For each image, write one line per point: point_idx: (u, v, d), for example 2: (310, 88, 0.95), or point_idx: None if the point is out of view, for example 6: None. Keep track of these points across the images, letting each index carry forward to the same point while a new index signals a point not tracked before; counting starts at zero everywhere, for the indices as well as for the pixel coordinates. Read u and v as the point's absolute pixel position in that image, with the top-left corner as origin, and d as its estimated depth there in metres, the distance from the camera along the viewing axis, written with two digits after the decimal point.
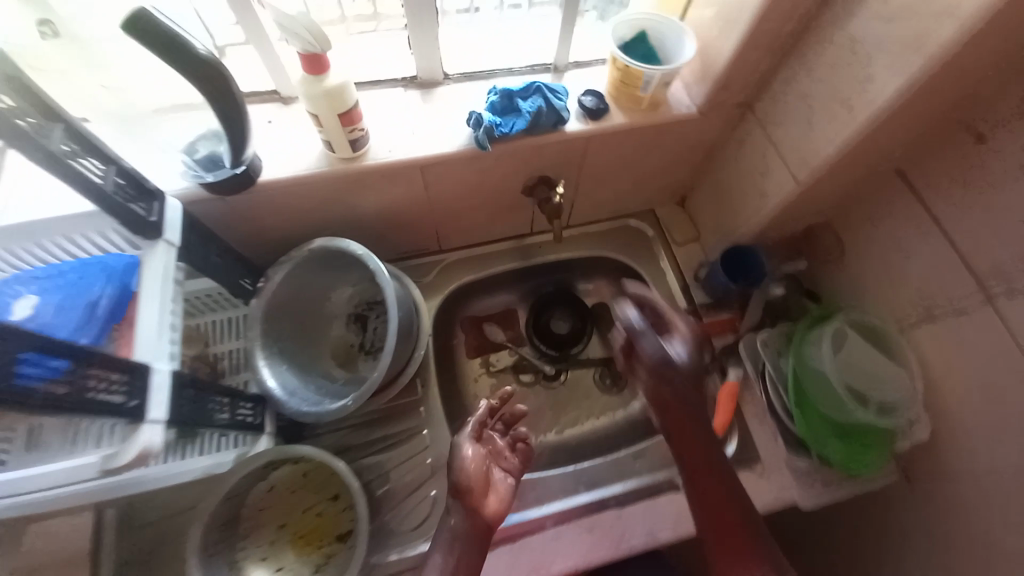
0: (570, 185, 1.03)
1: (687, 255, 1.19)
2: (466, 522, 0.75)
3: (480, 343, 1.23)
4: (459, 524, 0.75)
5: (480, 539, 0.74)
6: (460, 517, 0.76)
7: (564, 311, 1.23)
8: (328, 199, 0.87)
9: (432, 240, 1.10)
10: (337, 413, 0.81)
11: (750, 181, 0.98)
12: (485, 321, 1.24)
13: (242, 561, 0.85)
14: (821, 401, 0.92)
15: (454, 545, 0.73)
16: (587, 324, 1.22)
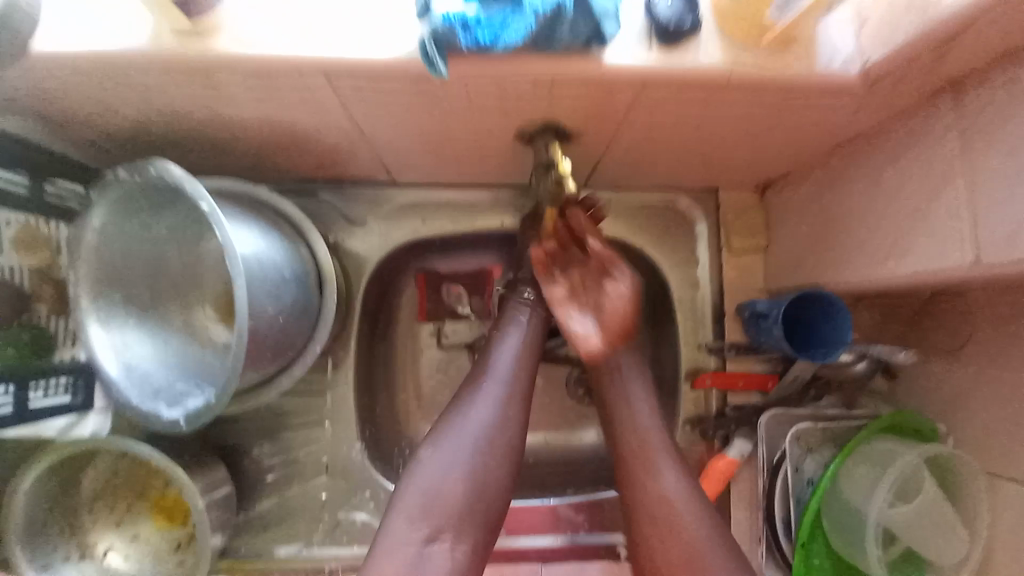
0: (598, 142, 0.64)
1: (737, 270, 0.84)
2: (510, 384, 0.66)
3: (434, 307, 0.90)
4: (496, 386, 0.66)
5: (513, 428, 0.64)
6: (498, 378, 0.66)
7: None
8: (191, 97, 0.53)
9: (383, 171, 0.76)
10: (169, 430, 0.57)
11: (888, 214, 0.60)
12: (447, 281, 0.90)
13: (89, 529, 0.72)
14: (841, 539, 0.69)
15: (485, 414, 0.63)
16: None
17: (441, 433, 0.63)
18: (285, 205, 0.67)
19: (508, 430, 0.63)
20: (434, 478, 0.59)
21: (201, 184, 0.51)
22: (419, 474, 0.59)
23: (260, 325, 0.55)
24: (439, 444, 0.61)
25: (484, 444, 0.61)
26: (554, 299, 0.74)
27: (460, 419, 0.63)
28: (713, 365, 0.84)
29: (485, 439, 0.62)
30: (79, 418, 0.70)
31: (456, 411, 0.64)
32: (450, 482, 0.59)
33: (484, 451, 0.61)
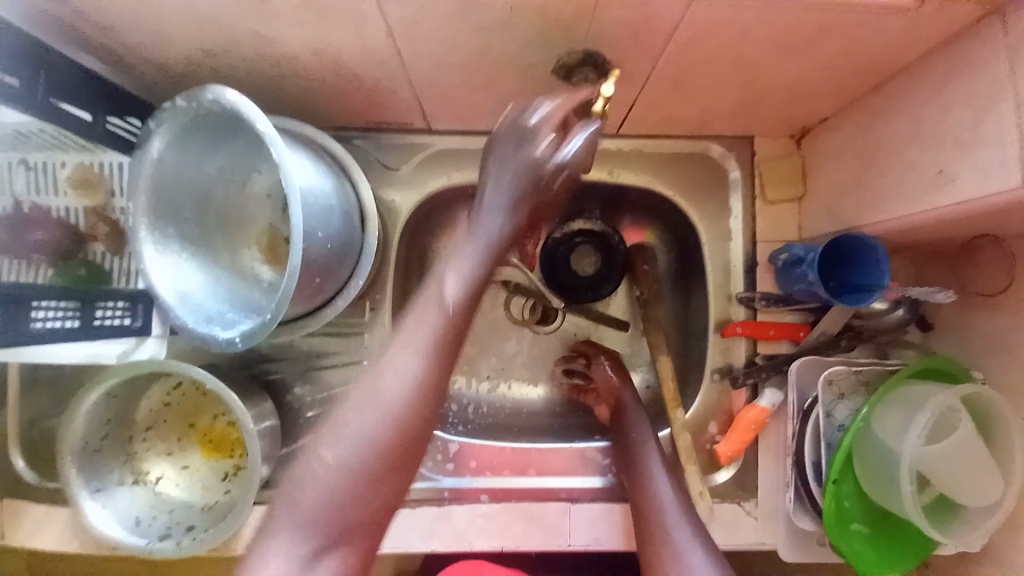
0: (635, 76, 0.64)
1: (770, 218, 0.84)
2: (437, 334, 0.57)
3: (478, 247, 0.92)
4: (406, 352, 0.56)
5: (426, 406, 0.56)
6: (416, 343, 0.56)
7: (594, 246, 0.94)
8: (243, 25, 0.55)
9: (419, 116, 0.77)
10: (222, 350, 0.60)
11: (930, 146, 0.59)
12: None
13: (140, 457, 0.75)
14: (869, 475, 0.69)
15: (387, 394, 0.55)
16: (617, 272, 0.93)
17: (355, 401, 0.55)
18: (328, 142, 0.68)
19: (414, 413, 0.55)
20: (392, 382, 0.55)
21: (256, 107, 0.53)
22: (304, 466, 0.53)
23: (310, 248, 0.57)
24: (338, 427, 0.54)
25: (382, 428, 0.54)
26: (628, 405, 0.81)
27: (387, 371, 0.56)
28: (743, 315, 0.84)
29: (374, 417, 0.54)
30: (138, 342, 0.71)
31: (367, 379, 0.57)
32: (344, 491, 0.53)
33: (371, 431, 0.54)
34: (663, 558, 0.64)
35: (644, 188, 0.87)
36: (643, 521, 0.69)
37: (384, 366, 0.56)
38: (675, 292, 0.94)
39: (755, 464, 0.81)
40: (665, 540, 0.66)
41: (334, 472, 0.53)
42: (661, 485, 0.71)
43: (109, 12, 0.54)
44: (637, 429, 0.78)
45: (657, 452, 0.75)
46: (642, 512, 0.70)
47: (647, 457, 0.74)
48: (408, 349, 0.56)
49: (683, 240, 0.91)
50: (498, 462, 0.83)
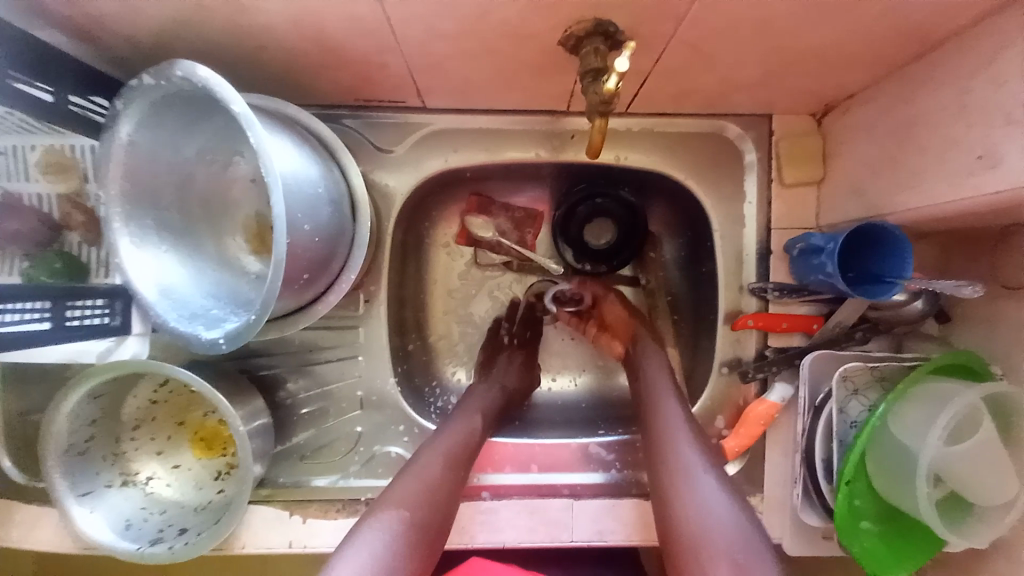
0: (651, 48, 0.58)
1: (787, 203, 0.79)
2: (456, 443, 0.65)
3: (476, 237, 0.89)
4: (435, 469, 0.61)
5: (448, 513, 0.60)
6: (436, 453, 0.63)
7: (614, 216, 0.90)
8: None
9: (414, 93, 0.72)
10: (207, 350, 0.56)
11: (977, 123, 0.54)
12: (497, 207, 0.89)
13: (129, 457, 0.73)
14: (882, 472, 0.67)
15: (427, 499, 0.58)
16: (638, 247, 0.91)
17: (393, 501, 0.57)
18: (315, 122, 0.63)
19: (440, 512, 0.58)
20: (421, 474, 0.60)
21: (231, 86, 0.48)
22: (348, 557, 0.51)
23: (295, 243, 0.53)
24: (379, 526, 0.54)
25: (422, 523, 0.56)
26: (644, 343, 0.78)
27: (415, 472, 0.60)
28: (755, 307, 0.80)
29: (417, 514, 0.56)
30: (118, 340, 0.67)
31: (399, 482, 0.59)
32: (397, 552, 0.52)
33: (414, 527, 0.55)
34: (676, 494, 0.58)
35: (654, 170, 0.81)
36: (655, 462, 0.63)
37: (412, 473, 0.60)
38: (683, 280, 0.90)
39: (764, 459, 0.79)
40: (679, 477, 0.60)
41: (387, 532, 0.53)
42: (676, 425, 0.65)
43: None
44: (651, 371, 0.73)
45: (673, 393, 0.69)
46: (657, 450, 0.64)
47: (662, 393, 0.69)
48: (436, 465, 0.61)
49: (694, 226, 0.86)
50: (500, 457, 0.81)
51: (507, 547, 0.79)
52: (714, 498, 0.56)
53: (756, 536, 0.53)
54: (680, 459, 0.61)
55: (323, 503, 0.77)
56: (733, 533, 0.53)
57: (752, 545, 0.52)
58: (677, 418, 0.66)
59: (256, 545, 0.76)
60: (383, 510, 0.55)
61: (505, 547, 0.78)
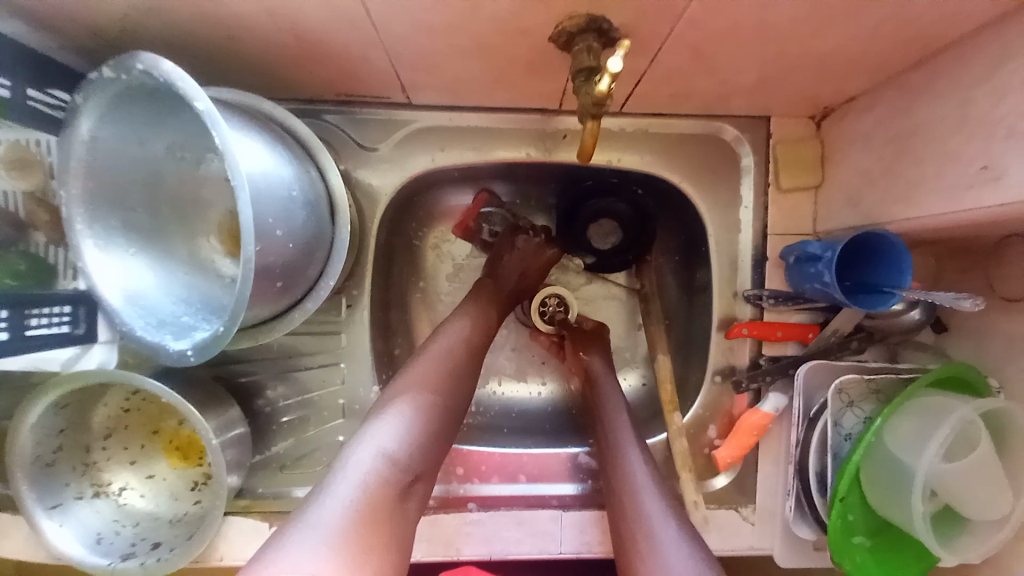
0: (647, 45, 0.55)
1: (783, 209, 0.77)
2: (456, 344, 0.68)
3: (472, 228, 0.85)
4: (443, 362, 0.65)
5: (459, 405, 0.65)
6: (443, 351, 0.67)
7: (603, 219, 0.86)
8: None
9: (398, 88, 0.68)
10: (176, 361, 0.53)
11: (982, 133, 0.52)
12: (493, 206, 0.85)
13: (101, 467, 0.70)
14: (874, 486, 0.65)
15: (440, 390, 0.62)
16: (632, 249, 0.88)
17: (404, 391, 0.61)
18: (291, 119, 0.59)
19: (451, 403, 0.63)
20: (429, 364, 0.65)
21: (194, 81, 0.44)
22: (375, 431, 0.56)
23: (266, 250, 0.50)
24: (400, 404, 0.59)
25: (440, 407, 0.61)
26: (605, 391, 0.76)
27: (419, 367, 0.65)
28: (749, 314, 0.78)
29: (432, 401, 0.61)
30: (84, 348, 0.64)
31: (410, 371, 0.64)
32: (417, 432, 0.58)
33: (431, 409, 0.60)
34: (639, 541, 0.59)
35: (648, 172, 0.79)
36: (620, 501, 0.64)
37: (423, 365, 0.65)
38: (677, 285, 0.88)
39: (754, 471, 0.78)
40: (642, 530, 0.60)
41: (410, 415, 0.59)
42: (642, 479, 0.65)
43: None
44: (612, 414, 0.73)
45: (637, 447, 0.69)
46: (621, 501, 0.64)
47: (623, 440, 0.70)
48: (443, 363, 0.65)
49: (688, 230, 0.84)
50: (487, 467, 0.79)
51: (494, 559, 0.77)
52: (677, 552, 0.56)
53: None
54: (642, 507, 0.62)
55: None
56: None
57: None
58: (639, 469, 0.66)
59: (233, 558, 0.73)
60: (401, 393, 0.61)
61: (490, 558, 0.76)
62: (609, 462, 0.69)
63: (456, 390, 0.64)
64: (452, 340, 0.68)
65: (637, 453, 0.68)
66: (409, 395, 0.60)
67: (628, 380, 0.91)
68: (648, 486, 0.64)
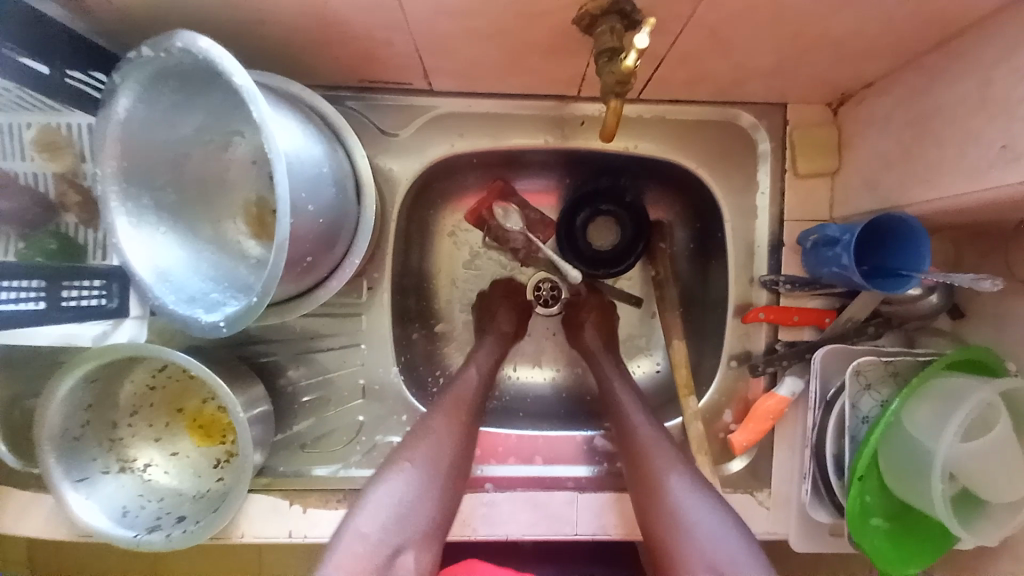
0: (669, 27, 0.56)
1: (800, 194, 0.77)
2: (458, 403, 0.70)
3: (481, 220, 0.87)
4: (440, 428, 0.67)
5: (462, 461, 0.67)
6: (445, 410, 0.69)
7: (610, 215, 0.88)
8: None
9: (420, 74, 0.70)
10: (208, 335, 0.55)
11: (1003, 111, 0.52)
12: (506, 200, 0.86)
13: (127, 442, 0.71)
14: (892, 468, 0.65)
15: (436, 453, 0.65)
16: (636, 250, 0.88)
17: (401, 458, 0.64)
18: (318, 101, 0.60)
19: (454, 459, 0.66)
20: (432, 428, 0.67)
21: (232, 57, 0.46)
22: (363, 509, 0.59)
23: (299, 224, 0.51)
24: (395, 473, 0.62)
25: (432, 478, 0.63)
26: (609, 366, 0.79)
27: (421, 429, 0.67)
28: (765, 299, 0.78)
29: (427, 470, 0.63)
30: (115, 324, 0.66)
31: (414, 432, 0.67)
32: (406, 508, 0.60)
33: (425, 482, 0.63)
34: (656, 505, 0.64)
35: (664, 158, 0.80)
36: (634, 461, 0.68)
37: (424, 428, 0.67)
38: (691, 272, 0.89)
39: (770, 454, 0.78)
40: (660, 493, 0.64)
41: (399, 487, 0.61)
42: (653, 441, 0.69)
43: None
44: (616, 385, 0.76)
45: (643, 410, 0.73)
46: (636, 461, 0.68)
47: (628, 405, 0.74)
48: (439, 429, 0.67)
49: (703, 217, 0.85)
50: (503, 448, 0.80)
51: (510, 539, 0.78)
52: (705, 515, 0.61)
53: (734, 530, 0.61)
54: (658, 470, 0.66)
55: (324, 492, 0.75)
56: (726, 547, 0.59)
57: (735, 550, 0.59)
58: (649, 433, 0.70)
59: (254, 534, 0.75)
60: (399, 458, 0.64)
61: (506, 539, 0.77)
62: (620, 426, 0.72)
63: (460, 439, 0.68)
64: (451, 402, 0.70)
65: (644, 416, 0.72)
66: (403, 464, 0.63)
67: (643, 365, 0.92)
68: (661, 445, 0.68)
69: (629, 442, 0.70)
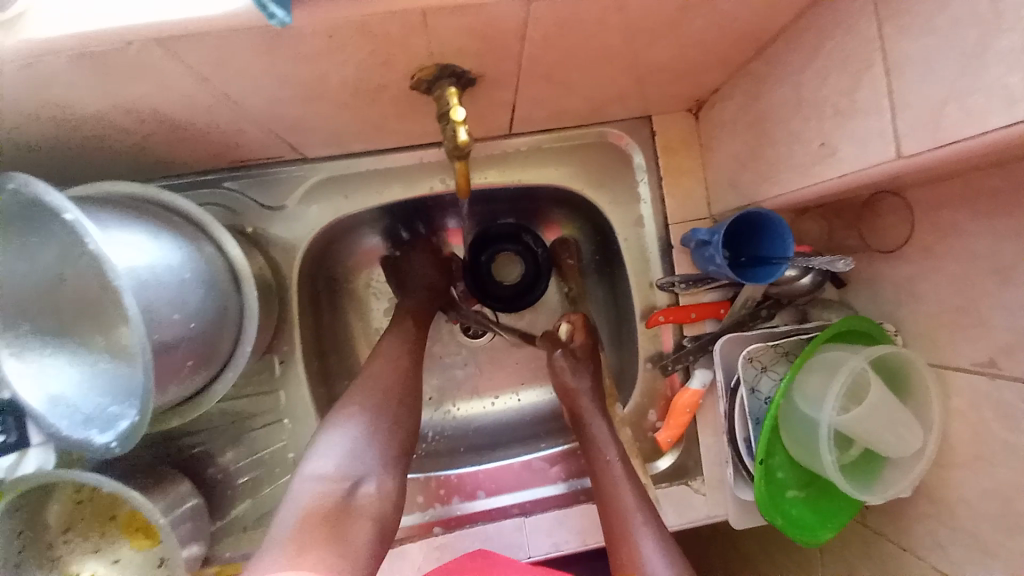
0: (502, 78, 0.58)
1: (678, 200, 0.81)
2: (382, 391, 0.67)
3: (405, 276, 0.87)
4: (384, 384, 0.68)
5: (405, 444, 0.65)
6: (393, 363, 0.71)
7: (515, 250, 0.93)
8: (28, 90, 0.45)
9: (287, 149, 0.70)
10: (102, 454, 0.55)
11: (812, 115, 0.55)
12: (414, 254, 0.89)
13: (64, 558, 0.72)
14: (798, 445, 0.70)
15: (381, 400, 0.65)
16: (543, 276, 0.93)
17: (343, 411, 0.64)
18: (181, 202, 0.60)
19: (394, 438, 0.64)
20: (371, 385, 0.67)
21: (57, 194, 0.45)
22: (320, 453, 0.60)
23: (166, 334, 0.51)
24: (331, 434, 0.62)
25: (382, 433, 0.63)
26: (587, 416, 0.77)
27: (369, 381, 0.68)
28: (666, 301, 0.83)
29: (375, 417, 0.64)
30: (21, 455, 0.65)
31: (358, 384, 0.68)
32: (355, 458, 0.59)
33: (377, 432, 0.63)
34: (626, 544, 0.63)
35: (551, 185, 0.83)
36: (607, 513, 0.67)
37: (309, 461, 0.59)
38: (602, 284, 0.93)
39: (697, 446, 0.82)
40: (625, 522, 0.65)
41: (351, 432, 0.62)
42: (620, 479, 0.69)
43: None
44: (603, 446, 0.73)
45: (622, 463, 0.71)
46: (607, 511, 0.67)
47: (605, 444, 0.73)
48: (384, 373, 0.69)
49: (600, 230, 0.88)
50: (445, 490, 0.83)
51: None
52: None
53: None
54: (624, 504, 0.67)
55: None
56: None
57: None
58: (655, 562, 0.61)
59: None
60: (341, 414, 0.64)
61: None
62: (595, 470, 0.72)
63: (397, 424, 0.65)
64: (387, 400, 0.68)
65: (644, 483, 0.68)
66: (348, 415, 0.63)
67: None
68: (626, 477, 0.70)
69: (611, 517, 0.67)
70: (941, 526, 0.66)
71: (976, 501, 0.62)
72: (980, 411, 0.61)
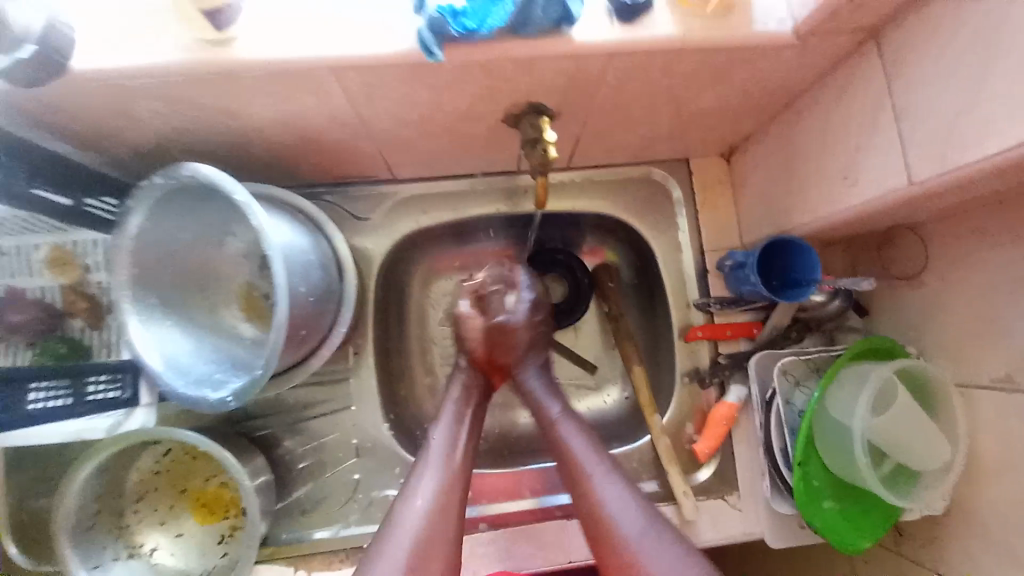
0: (578, 115, 0.71)
1: (713, 230, 0.92)
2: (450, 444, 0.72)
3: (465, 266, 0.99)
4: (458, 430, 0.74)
5: (461, 469, 0.70)
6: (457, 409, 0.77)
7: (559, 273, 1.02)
8: (222, 100, 0.59)
9: (384, 167, 0.83)
10: (216, 410, 0.63)
11: (836, 153, 0.67)
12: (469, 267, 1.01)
13: (133, 527, 0.75)
14: (832, 452, 0.75)
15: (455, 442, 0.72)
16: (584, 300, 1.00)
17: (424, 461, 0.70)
18: (301, 202, 0.73)
19: (458, 471, 0.70)
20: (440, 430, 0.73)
21: (231, 179, 0.57)
22: (411, 494, 0.66)
23: (293, 304, 0.61)
24: (420, 477, 0.68)
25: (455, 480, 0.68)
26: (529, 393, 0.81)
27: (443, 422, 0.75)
28: (703, 319, 0.91)
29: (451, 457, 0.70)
30: (126, 413, 0.72)
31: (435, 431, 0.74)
32: (436, 498, 0.65)
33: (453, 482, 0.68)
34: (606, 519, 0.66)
35: (600, 212, 0.94)
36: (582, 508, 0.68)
37: (401, 505, 0.65)
38: (640, 306, 1.01)
39: (732, 459, 0.87)
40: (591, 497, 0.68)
41: (430, 473, 0.68)
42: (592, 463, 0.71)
43: (98, 104, 0.57)
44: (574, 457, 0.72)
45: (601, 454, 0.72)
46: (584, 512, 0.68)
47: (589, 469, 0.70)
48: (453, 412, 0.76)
49: (641, 255, 0.98)
50: (491, 489, 0.87)
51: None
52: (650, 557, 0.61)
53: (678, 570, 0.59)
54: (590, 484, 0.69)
55: (326, 555, 0.79)
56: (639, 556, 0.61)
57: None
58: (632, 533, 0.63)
59: None
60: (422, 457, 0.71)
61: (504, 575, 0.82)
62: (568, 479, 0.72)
63: (460, 448, 0.72)
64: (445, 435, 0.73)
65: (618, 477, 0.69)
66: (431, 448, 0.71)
67: (613, 395, 1.01)
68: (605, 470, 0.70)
69: (580, 498, 0.69)
70: (976, 539, 0.69)
71: (1007, 509, 0.66)
72: (1002, 421, 0.67)
